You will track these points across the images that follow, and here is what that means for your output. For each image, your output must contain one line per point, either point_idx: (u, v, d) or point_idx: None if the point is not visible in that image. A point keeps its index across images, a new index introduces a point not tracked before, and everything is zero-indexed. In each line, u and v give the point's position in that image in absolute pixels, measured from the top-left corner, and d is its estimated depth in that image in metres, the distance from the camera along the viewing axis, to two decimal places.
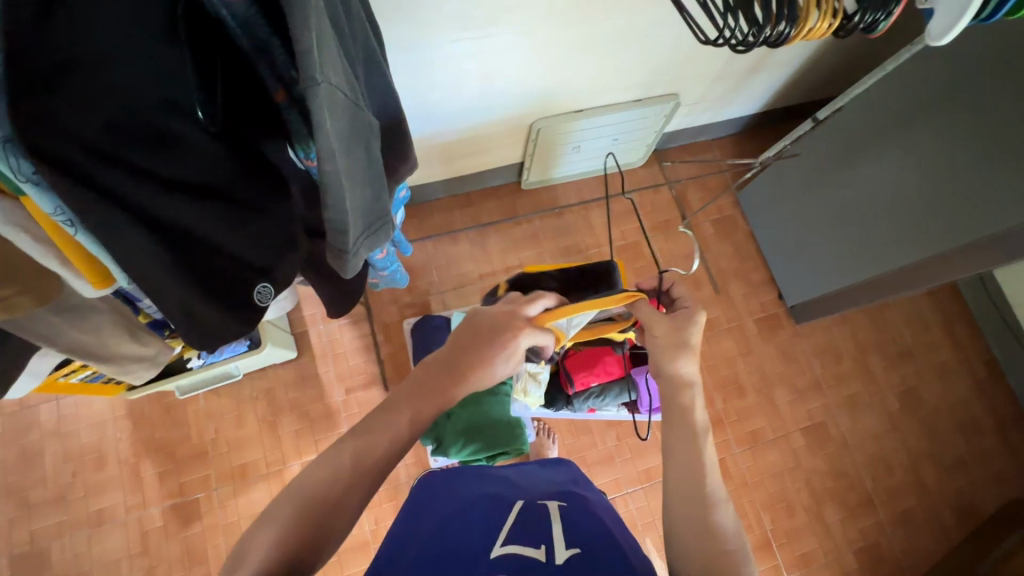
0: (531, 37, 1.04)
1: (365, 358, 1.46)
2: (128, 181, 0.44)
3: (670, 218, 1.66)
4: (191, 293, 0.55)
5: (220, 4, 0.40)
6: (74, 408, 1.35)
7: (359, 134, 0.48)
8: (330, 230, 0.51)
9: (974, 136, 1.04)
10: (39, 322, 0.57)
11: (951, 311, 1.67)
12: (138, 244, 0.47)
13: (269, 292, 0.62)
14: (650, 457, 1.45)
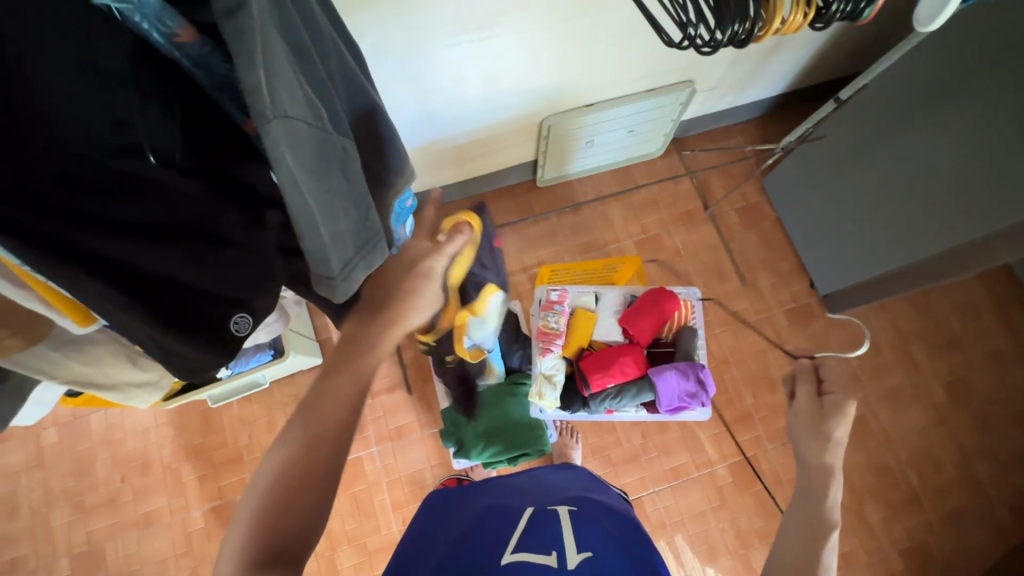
0: (532, 36, 1.03)
1: (388, 361, 1.49)
2: (90, 230, 0.42)
3: (691, 209, 1.61)
4: (166, 338, 0.49)
5: (173, 47, 0.43)
6: (120, 417, 1.44)
7: (332, 159, 0.50)
8: (307, 254, 0.53)
9: (1009, 110, 0.96)
10: (32, 355, 0.55)
11: (1005, 294, 1.55)
12: (102, 292, 0.44)
13: (249, 322, 0.56)
14: (677, 455, 1.42)
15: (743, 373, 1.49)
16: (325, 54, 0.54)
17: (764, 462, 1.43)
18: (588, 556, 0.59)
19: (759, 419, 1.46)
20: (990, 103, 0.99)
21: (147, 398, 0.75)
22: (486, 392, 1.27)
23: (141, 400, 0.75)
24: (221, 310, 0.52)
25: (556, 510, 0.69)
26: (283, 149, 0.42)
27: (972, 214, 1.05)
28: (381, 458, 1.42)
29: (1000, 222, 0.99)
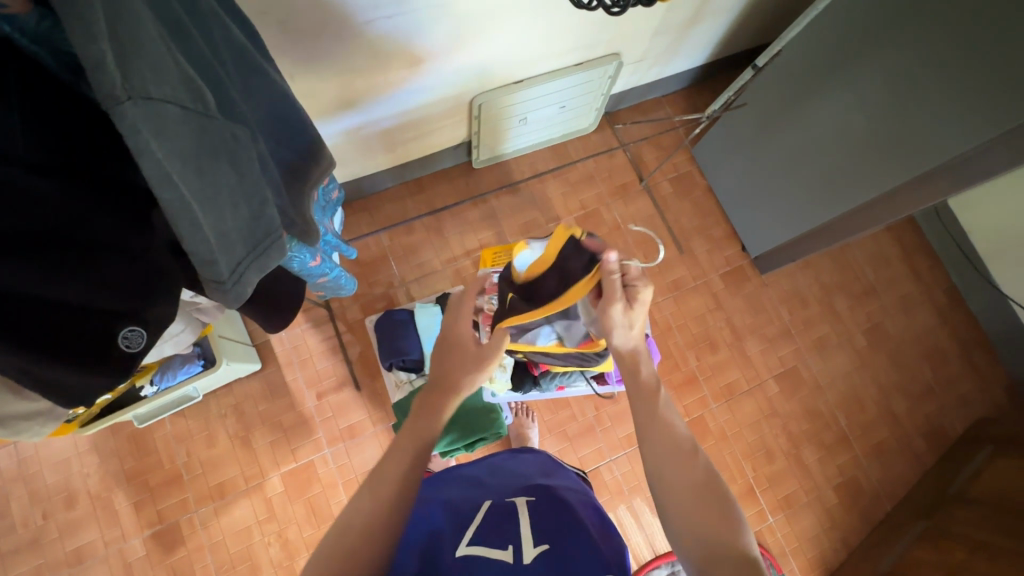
0: (451, 11, 0.99)
1: (333, 360, 1.42)
2: None
3: (627, 182, 1.63)
4: (31, 358, 0.43)
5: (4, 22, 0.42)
6: (34, 449, 1.30)
7: (217, 148, 0.46)
8: (196, 262, 0.49)
9: (900, 70, 1.03)
10: None
11: (910, 243, 1.69)
12: None
13: (141, 335, 0.51)
14: (629, 423, 1.46)
15: (686, 338, 1.55)
16: (205, 31, 0.49)
17: (711, 419, 1.50)
18: (545, 548, 0.57)
19: (704, 380, 1.52)
20: (887, 65, 1.05)
21: (41, 429, 0.64)
22: None
23: (35, 432, 0.64)
24: (97, 322, 0.48)
25: (515, 502, 0.66)
26: (148, 136, 0.38)
27: (884, 170, 1.12)
28: (335, 460, 1.37)
29: (912, 175, 1.06)
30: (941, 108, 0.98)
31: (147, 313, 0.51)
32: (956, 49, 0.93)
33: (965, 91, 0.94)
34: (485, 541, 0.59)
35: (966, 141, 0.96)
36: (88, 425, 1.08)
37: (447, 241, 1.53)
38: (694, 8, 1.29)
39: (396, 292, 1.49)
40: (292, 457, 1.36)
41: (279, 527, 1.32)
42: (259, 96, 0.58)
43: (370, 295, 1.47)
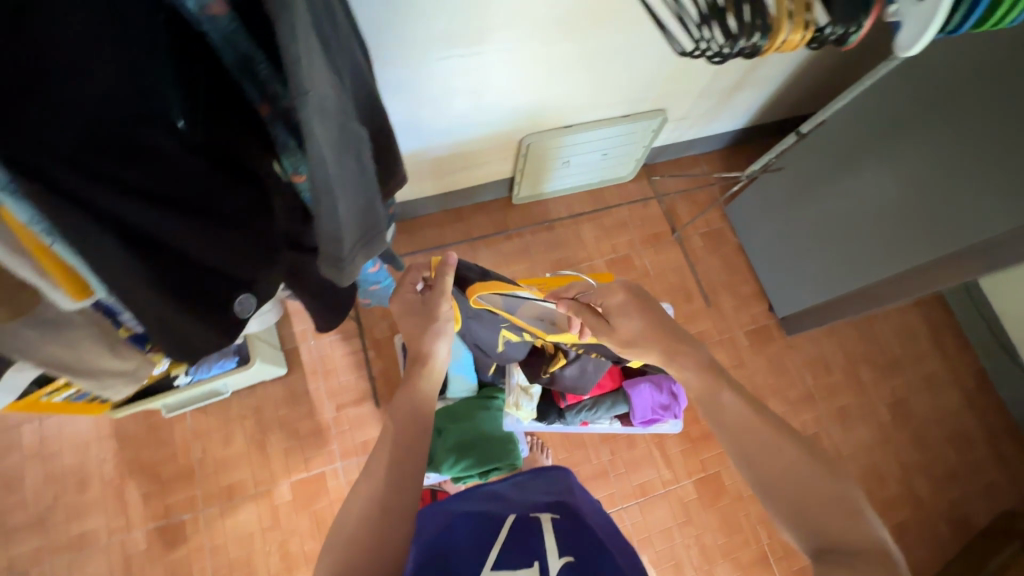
0: (520, 54, 1.06)
1: (356, 374, 1.44)
2: (118, 199, 0.41)
3: (660, 232, 1.67)
4: (170, 307, 0.51)
5: (203, 19, 0.44)
6: (57, 429, 1.33)
7: (353, 143, 0.51)
8: (323, 239, 0.55)
9: (949, 147, 1.06)
10: (16, 335, 0.54)
11: (938, 321, 1.68)
12: (119, 259, 0.44)
13: (252, 303, 0.60)
14: (644, 472, 1.44)
15: None
16: (340, 43, 0.53)
17: (727, 477, 1.47)
18: (569, 560, 0.57)
19: None
20: (937, 142, 1.08)
21: (121, 389, 0.75)
22: (458, 404, 1.29)
23: (116, 391, 0.75)
24: (224, 285, 0.56)
25: (539, 519, 0.67)
26: (316, 124, 0.44)
27: (917, 242, 1.13)
28: (346, 474, 1.36)
29: (948, 251, 1.07)
30: (987, 189, 1.00)
31: (258, 286, 0.59)
32: (1002, 137, 0.97)
33: (1007, 176, 0.97)
34: (508, 557, 0.59)
35: (1001, 223, 0.97)
36: (119, 407, 1.10)
37: None
38: (741, 75, 1.36)
39: None
40: (304, 466, 1.36)
41: (282, 536, 1.30)
42: (366, 104, 0.64)
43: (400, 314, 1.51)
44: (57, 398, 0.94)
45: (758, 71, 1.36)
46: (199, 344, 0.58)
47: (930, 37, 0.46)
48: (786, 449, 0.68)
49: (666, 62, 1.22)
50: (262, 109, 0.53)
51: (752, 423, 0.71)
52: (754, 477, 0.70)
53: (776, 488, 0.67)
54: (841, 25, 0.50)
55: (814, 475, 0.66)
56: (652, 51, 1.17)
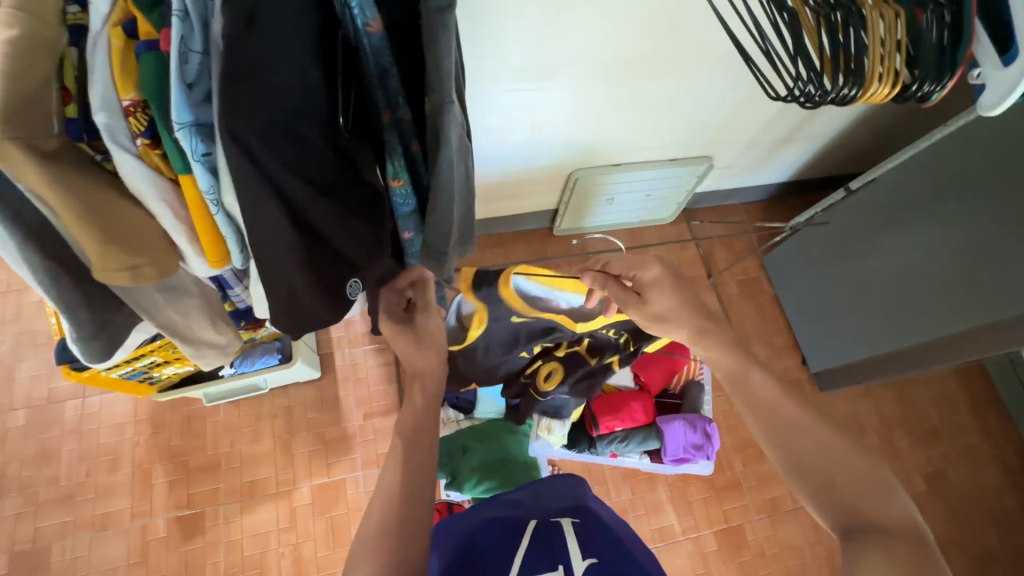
0: (586, 90, 1.12)
1: (386, 385, 1.47)
2: (293, 176, 0.50)
3: (696, 275, 1.69)
4: (303, 279, 0.59)
5: (363, 35, 0.50)
6: (98, 408, 1.38)
7: (463, 148, 0.63)
8: (435, 233, 0.66)
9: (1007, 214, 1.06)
10: (145, 294, 0.72)
11: (979, 393, 1.63)
12: (280, 226, 0.53)
13: (358, 287, 0.68)
14: (664, 516, 1.41)
15: (734, 441, 1.50)
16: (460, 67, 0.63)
17: (750, 532, 1.42)
18: (592, 560, 0.58)
19: (748, 488, 1.46)
20: (993, 209, 1.09)
21: (214, 361, 0.90)
22: (486, 424, 1.30)
23: (209, 362, 0.90)
24: (345, 266, 0.64)
25: (560, 521, 0.64)
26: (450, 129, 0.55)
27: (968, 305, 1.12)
28: (366, 484, 1.37)
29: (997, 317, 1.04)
30: None
31: (366, 271, 0.68)
32: None
33: None
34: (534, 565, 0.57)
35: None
36: (164, 391, 1.14)
37: None
38: (789, 129, 1.40)
39: None
40: (326, 471, 1.37)
41: (297, 540, 1.31)
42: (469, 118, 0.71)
43: None
44: (114, 374, 0.98)
45: (807, 128, 1.40)
46: (317, 321, 0.65)
47: (1014, 102, 0.46)
48: (824, 435, 0.62)
49: (718, 110, 1.27)
50: (385, 117, 0.58)
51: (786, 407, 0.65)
52: (783, 456, 0.63)
53: (809, 467, 0.61)
54: (931, 83, 0.51)
55: (849, 455, 0.60)
56: (708, 98, 1.22)
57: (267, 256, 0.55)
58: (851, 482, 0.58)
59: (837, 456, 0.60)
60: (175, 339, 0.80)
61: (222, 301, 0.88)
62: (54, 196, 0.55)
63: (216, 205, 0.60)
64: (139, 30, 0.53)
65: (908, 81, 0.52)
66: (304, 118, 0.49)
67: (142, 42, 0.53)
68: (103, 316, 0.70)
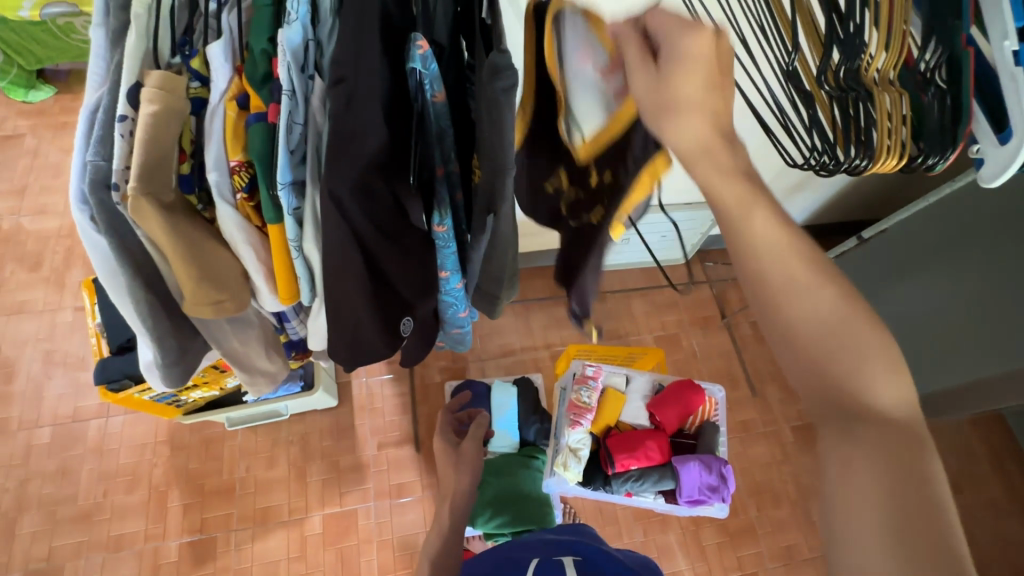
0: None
1: (401, 415, 1.48)
2: (370, 227, 0.58)
3: (710, 315, 1.71)
4: (367, 314, 0.67)
5: (428, 104, 0.57)
6: (120, 427, 1.41)
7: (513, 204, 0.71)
8: (490, 277, 0.81)
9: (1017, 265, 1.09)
10: (216, 324, 0.77)
11: (999, 445, 1.61)
12: (356, 269, 0.61)
13: (410, 324, 0.75)
14: (677, 559, 1.38)
15: (748, 484, 1.49)
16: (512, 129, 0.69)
17: None
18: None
19: (762, 534, 1.43)
20: (1004, 261, 1.11)
21: (265, 391, 0.95)
22: (500, 458, 1.30)
23: (260, 393, 0.94)
24: (402, 303, 0.71)
25: (562, 560, 0.63)
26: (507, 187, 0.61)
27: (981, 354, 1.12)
28: (377, 515, 1.37)
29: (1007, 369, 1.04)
30: None
31: (417, 310, 0.74)
32: None
33: None
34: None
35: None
36: (188, 414, 1.18)
37: (530, 330, 1.63)
38: (802, 177, 1.46)
39: (472, 366, 1.57)
40: (338, 500, 1.38)
41: (306, 569, 1.30)
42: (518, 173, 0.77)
43: (450, 362, 1.57)
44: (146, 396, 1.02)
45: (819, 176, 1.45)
46: (373, 353, 0.72)
47: (1015, 173, 0.50)
48: (823, 300, 0.42)
49: None
50: (438, 171, 0.65)
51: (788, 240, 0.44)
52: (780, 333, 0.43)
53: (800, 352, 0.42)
54: (935, 157, 0.56)
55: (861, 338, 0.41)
56: None
57: (340, 291, 0.63)
58: (846, 363, 0.41)
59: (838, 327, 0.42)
60: (234, 367, 0.85)
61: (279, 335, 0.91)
62: (163, 242, 0.61)
63: (297, 251, 0.67)
64: (251, 104, 0.60)
65: (914, 153, 0.57)
66: (383, 176, 0.56)
67: (252, 114, 0.60)
68: (185, 342, 0.77)
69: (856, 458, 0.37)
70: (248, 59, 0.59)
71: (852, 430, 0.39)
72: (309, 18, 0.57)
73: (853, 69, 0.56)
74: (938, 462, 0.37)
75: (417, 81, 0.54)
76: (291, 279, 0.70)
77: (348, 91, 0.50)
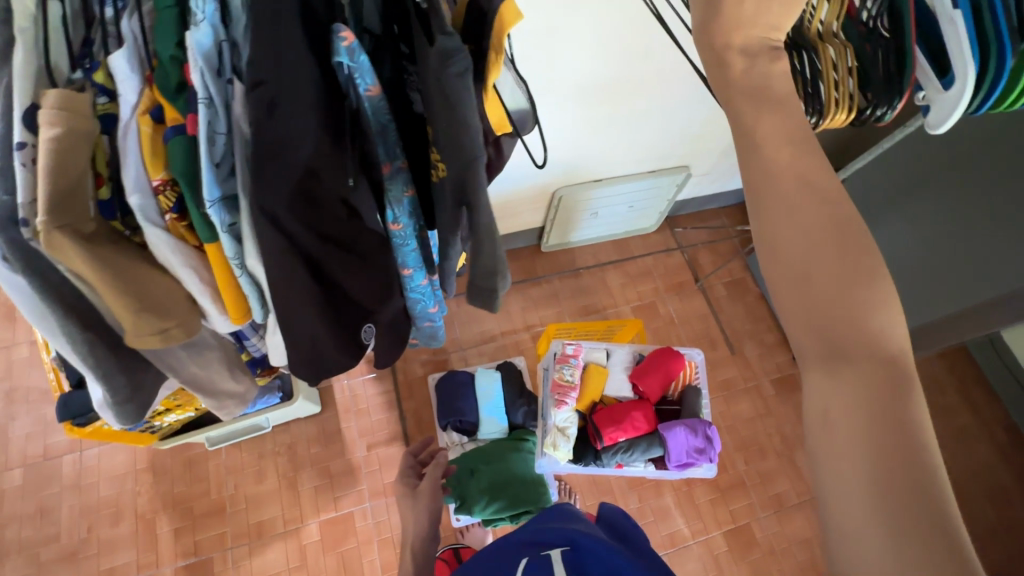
0: (564, 113, 1.18)
1: (387, 413, 1.47)
2: (312, 236, 0.56)
3: (684, 280, 1.73)
4: (321, 326, 0.64)
5: (364, 99, 0.56)
6: (96, 460, 1.36)
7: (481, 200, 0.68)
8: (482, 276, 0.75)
9: (965, 200, 1.13)
10: (171, 352, 0.75)
11: (965, 375, 1.69)
12: (303, 280, 0.58)
13: (374, 331, 0.74)
14: (673, 521, 1.42)
15: (734, 440, 1.53)
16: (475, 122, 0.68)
17: (758, 529, 1.44)
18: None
19: (751, 486, 1.48)
20: (954, 198, 1.15)
21: (232, 413, 0.93)
22: (491, 445, 1.30)
23: (228, 414, 0.93)
24: (361, 310, 0.70)
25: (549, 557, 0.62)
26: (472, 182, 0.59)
27: (946, 288, 1.17)
28: (374, 515, 1.36)
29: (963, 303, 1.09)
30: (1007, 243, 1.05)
31: (379, 317, 0.73)
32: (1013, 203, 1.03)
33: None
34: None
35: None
36: (165, 438, 1.14)
37: (509, 314, 1.63)
38: None
39: (454, 356, 1.56)
40: (333, 505, 1.36)
41: None
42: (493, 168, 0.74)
43: (432, 355, 1.55)
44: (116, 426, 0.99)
45: None
46: (335, 364, 0.71)
47: (961, 117, 0.51)
48: (818, 217, 0.38)
49: (691, 122, 1.33)
50: (384, 167, 0.63)
51: (788, 166, 0.39)
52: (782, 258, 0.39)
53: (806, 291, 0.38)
54: (883, 108, 0.56)
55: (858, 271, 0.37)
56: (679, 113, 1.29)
57: (290, 306, 0.60)
58: (838, 288, 0.37)
59: (832, 250, 0.37)
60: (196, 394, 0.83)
61: (240, 353, 0.91)
62: (89, 277, 0.58)
63: (240, 268, 0.65)
64: (166, 117, 0.58)
65: (864, 106, 0.57)
66: (324, 180, 0.53)
67: (170, 128, 0.57)
68: (136, 377, 0.72)
69: (837, 392, 0.36)
70: (159, 68, 0.56)
71: (834, 367, 0.36)
72: (218, 17, 0.55)
73: (798, 24, 0.56)
74: (922, 405, 0.35)
75: (346, 74, 0.53)
76: (237, 295, 0.69)
77: (272, 93, 0.48)
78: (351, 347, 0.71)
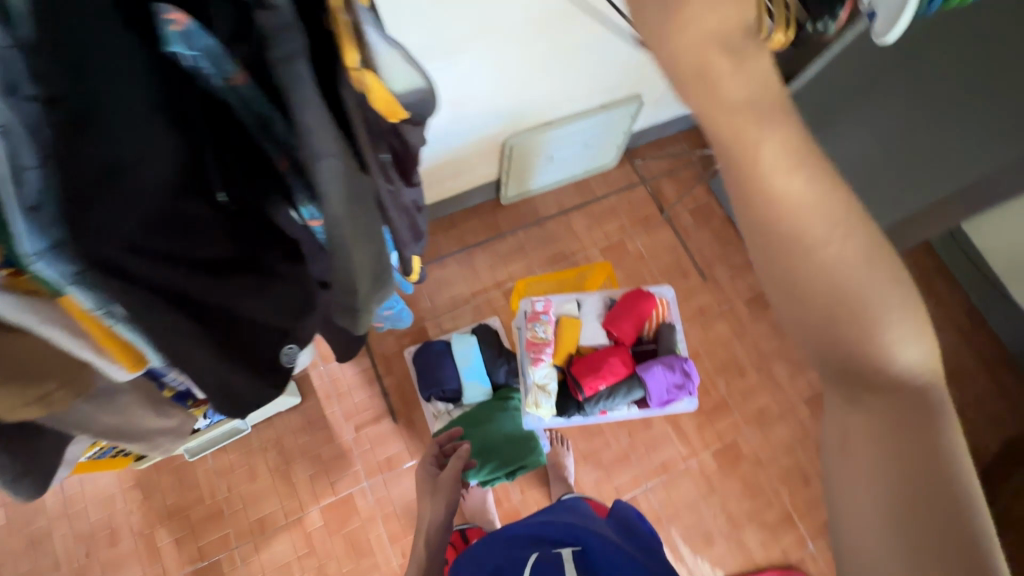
0: (501, 56, 1.08)
1: (370, 392, 1.46)
2: (176, 275, 0.43)
3: (650, 213, 1.69)
4: (215, 363, 0.53)
5: (218, 80, 0.41)
6: (79, 487, 1.32)
7: (369, 198, 0.54)
8: (344, 293, 0.61)
9: (922, 94, 1.09)
10: (72, 412, 0.66)
11: (927, 266, 1.73)
12: (176, 324, 0.46)
13: (295, 351, 0.66)
14: (663, 449, 1.47)
15: (714, 363, 1.56)
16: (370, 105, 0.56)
17: (744, 444, 1.50)
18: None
19: (734, 405, 1.53)
20: (910, 93, 1.11)
21: (170, 445, 0.89)
22: (477, 409, 1.32)
23: (167, 448, 0.89)
24: (272, 337, 0.60)
25: (560, 554, 0.75)
26: (330, 188, 0.45)
27: (914, 184, 1.16)
28: (374, 492, 1.38)
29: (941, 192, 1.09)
30: (968, 131, 1.04)
31: (298, 333, 0.64)
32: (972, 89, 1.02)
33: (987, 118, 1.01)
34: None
35: (1002, 156, 0.99)
36: (143, 458, 1.11)
37: (477, 274, 1.59)
38: None
39: (428, 325, 1.53)
40: (331, 490, 1.37)
41: (319, 562, 1.32)
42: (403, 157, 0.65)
43: (406, 327, 1.52)
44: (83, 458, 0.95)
45: None
46: (252, 392, 0.61)
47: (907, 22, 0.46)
48: (835, 213, 0.37)
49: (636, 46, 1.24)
50: (283, 165, 0.53)
51: (773, 174, 0.36)
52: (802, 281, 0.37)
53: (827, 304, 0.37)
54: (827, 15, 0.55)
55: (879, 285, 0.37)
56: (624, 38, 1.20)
57: (176, 353, 0.49)
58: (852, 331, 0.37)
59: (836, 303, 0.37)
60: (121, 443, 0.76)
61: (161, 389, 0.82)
62: None
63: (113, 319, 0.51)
64: None
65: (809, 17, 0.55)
66: (188, 195, 0.40)
67: None
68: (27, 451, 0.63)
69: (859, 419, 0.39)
70: None
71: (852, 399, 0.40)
72: None
73: None
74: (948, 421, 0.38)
75: (190, 61, 0.40)
76: (124, 343, 0.57)
77: (77, 111, 0.32)
78: (268, 373, 0.62)
